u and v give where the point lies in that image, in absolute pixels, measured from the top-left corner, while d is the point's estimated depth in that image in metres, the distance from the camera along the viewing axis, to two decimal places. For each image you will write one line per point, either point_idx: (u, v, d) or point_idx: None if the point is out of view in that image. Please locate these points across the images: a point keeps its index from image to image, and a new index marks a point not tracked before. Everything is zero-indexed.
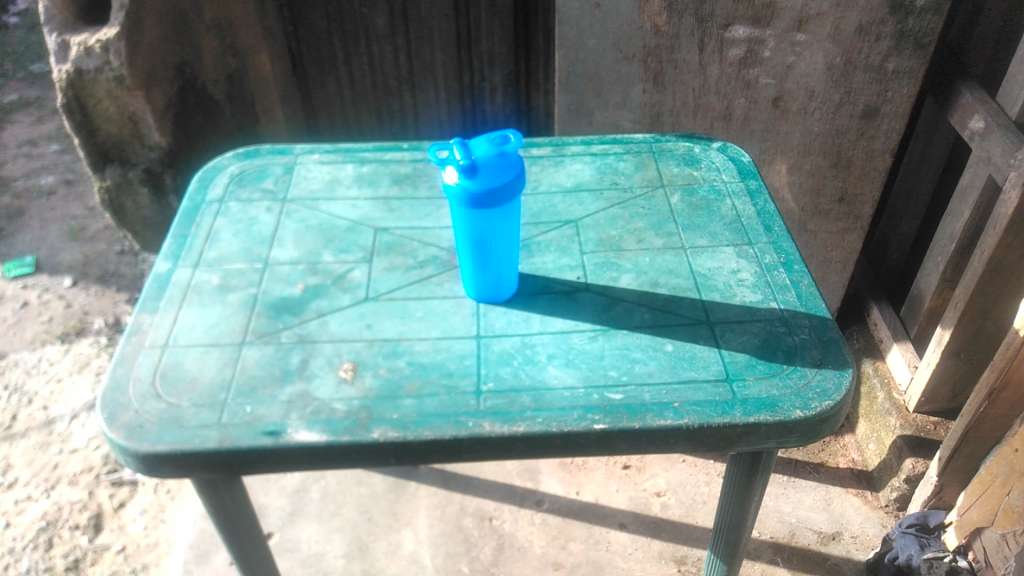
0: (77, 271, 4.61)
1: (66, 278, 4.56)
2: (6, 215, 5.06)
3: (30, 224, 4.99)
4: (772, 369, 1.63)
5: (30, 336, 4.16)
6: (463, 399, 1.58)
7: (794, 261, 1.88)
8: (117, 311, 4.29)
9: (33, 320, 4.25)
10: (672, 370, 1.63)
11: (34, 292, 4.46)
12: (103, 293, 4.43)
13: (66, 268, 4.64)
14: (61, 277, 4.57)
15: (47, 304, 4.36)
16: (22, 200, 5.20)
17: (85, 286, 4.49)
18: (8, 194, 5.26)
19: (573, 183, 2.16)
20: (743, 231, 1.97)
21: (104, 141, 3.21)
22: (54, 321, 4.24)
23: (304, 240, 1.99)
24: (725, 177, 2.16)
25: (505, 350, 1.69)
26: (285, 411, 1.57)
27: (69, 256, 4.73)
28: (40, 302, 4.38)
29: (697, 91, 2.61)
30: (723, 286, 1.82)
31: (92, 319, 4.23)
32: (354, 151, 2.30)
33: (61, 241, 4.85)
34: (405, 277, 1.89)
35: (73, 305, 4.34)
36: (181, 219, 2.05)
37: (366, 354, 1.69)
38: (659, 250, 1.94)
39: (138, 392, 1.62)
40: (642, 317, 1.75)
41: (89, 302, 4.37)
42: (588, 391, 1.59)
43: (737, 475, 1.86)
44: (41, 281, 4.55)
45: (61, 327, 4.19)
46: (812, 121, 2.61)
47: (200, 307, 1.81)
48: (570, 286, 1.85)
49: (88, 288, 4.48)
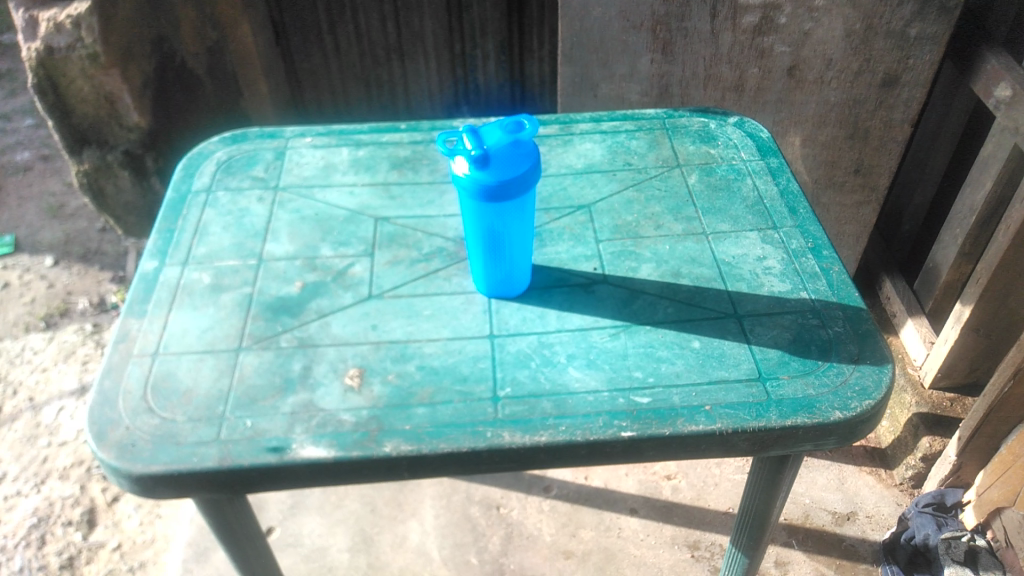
0: (59, 250, 4.45)
1: (47, 258, 4.40)
2: None
3: (7, 202, 4.81)
4: (807, 365, 1.53)
5: (12, 319, 4.02)
6: (480, 407, 1.48)
7: (823, 247, 1.77)
8: (101, 291, 4.15)
9: (14, 303, 4.10)
10: (701, 370, 1.53)
11: (14, 273, 4.30)
12: (86, 273, 4.28)
13: (47, 247, 4.48)
14: (42, 256, 4.41)
15: (28, 285, 4.21)
16: None
17: (68, 265, 4.34)
18: None
19: (584, 165, 2.03)
20: (767, 214, 1.86)
21: (80, 123, 3.00)
22: (36, 303, 4.10)
23: (300, 232, 1.86)
24: (743, 154, 2.04)
25: (521, 351, 1.59)
26: (289, 425, 1.46)
27: (50, 235, 4.56)
28: (21, 283, 4.23)
29: (708, 61, 2.47)
30: (750, 276, 1.72)
31: (76, 300, 4.10)
32: (349, 134, 2.15)
33: (41, 219, 4.68)
34: (410, 272, 1.77)
35: (56, 285, 4.20)
36: (166, 212, 1.92)
37: (372, 359, 1.58)
38: (679, 236, 1.82)
39: (129, 406, 1.51)
40: (666, 311, 1.65)
41: (72, 281, 4.23)
42: (612, 395, 1.49)
43: (767, 472, 1.78)
44: (21, 261, 4.39)
45: (45, 309, 4.06)
46: (829, 91, 2.48)
47: (192, 309, 1.69)
48: (587, 278, 1.73)
49: (70, 267, 4.32)
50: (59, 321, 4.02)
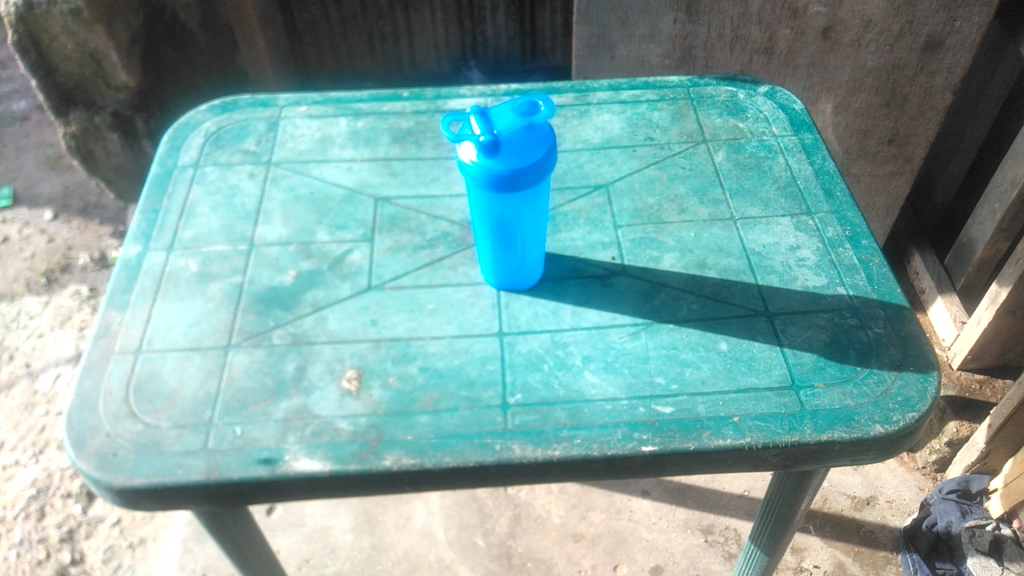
0: (58, 203, 4.32)
1: (46, 212, 4.28)
2: None
3: (5, 153, 4.66)
4: (845, 372, 1.41)
5: (13, 274, 3.94)
6: (488, 416, 1.36)
7: (862, 235, 1.63)
8: (102, 247, 4.05)
9: (13, 261, 4.00)
10: (729, 376, 1.41)
11: (14, 226, 4.19)
12: (86, 227, 4.17)
13: (46, 201, 4.35)
14: (42, 210, 4.29)
15: (28, 240, 4.11)
16: None
17: (67, 219, 4.22)
18: None
19: (601, 139, 1.87)
20: (801, 197, 1.71)
21: (65, 82, 2.81)
22: (37, 259, 4.00)
23: (294, 214, 1.72)
24: (775, 129, 1.88)
25: (533, 351, 1.46)
26: (282, 433, 1.35)
27: (49, 187, 4.43)
28: (21, 238, 4.12)
29: (735, 22, 2.28)
30: (782, 268, 1.58)
31: (77, 255, 4.01)
32: (346, 102, 1.99)
33: (39, 171, 4.53)
34: (413, 260, 1.64)
35: (56, 239, 4.10)
36: (151, 190, 1.78)
37: (372, 359, 1.46)
38: (705, 222, 1.68)
39: (109, 410, 1.39)
40: (691, 307, 1.52)
41: (73, 236, 4.12)
42: (632, 404, 1.37)
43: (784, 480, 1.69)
44: (20, 214, 4.27)
45: (45, 265, 3.97)
46: (866, 55, 2.29)
47: (178, 301, 1.56)
48: (604, 269, 1.60)
49: (70, 222, 4.21)
50: (60, 278, 3.92)
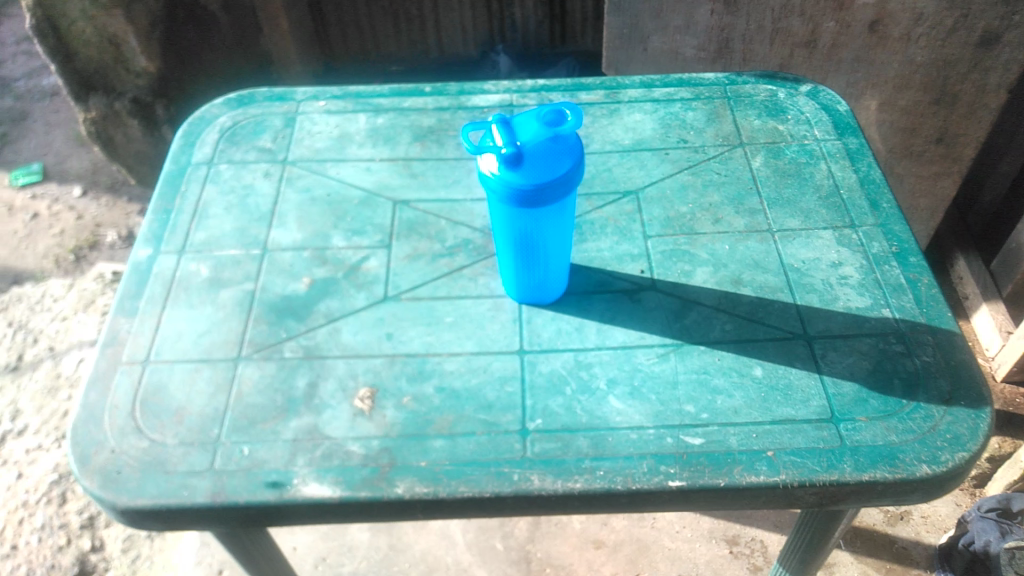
0: (87, 179, 4.29)
1: (76, 188, 4.25)
2: (10, 119, 4.71)
3: (36, 128, 4.64)
4: (889, 405, 1.31)
5: (42, 250, 3.93)
6: (506, 442, 1.29)
7: (910, 252, 1.52)
8: (130, 225, 4.03)
9: (40, 238, 3.99)
10: (763, 406, 1.32)
11: (44, 202, 4.19)
12: (114, 204, 4.14)
13: (75, 176, 4.34)
14: (71, 186, 4.27)
15: (58, 216, 4.10)
16: (24, 103, 4.80)
17: (96, 196, 4.19)
18: (9, 97, 4.85)
19: (632, 141, 1.78)
20: (844, 209, 1.61)
21: (84, 68, 2.77)
22: (65, 235, 3.99)
23: (309, 218, 1.65)
24: (817, 132, 1.77)
25: (556, 372, 1.39)
26: (291, 455, 1.29)
27: (78, 163, 4.41)
28: (51, 215, 4.11)
29: (776, 13, 2.16)
30: (822, 287, 1.48)
31: (104, 233, 3.99)
32: (366, 96, 1.91)
33: (69, 147, 4.51)
34: (431, 268, 1.57)
35: (85, 216, 4.08)
36: (164, 189, 1.72)
37: (386, 376, 1.39)
38: (741, 233, 1.58)
39: (115, 425, 1.35)
40: (723, 328, 1.43)
41: (101, 214, 4.09)
42: (660, 434, 1.29)
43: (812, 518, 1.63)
44: (50, 190, 4.26)
45: (74, 241, 3.96)
46: (916, 50, 2.16)
47: (188, 308, 1.51)
48: (633, 284, 1.52)
49: (99, 199, 4.18)
50: (89, 256, 3.91)
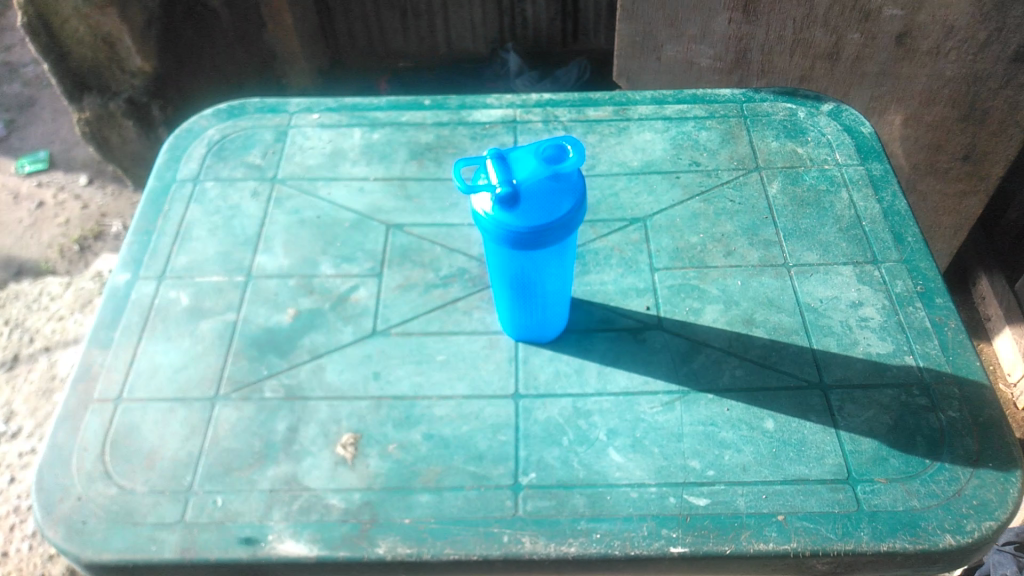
0: (93, 168, 4.09)
1: (82, 177, 4.07)
2: (16, 106, 4.44)
3: (42, 117, 4.39)
4: (910, 466, 1.22)
5: (47, 241, 3.80)
6: (497, 499, 1.21)
7: (936, 292, 1.42)
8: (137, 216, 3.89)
9: (47, 228, 3.85)
10: (774, 463, 1.23)
11: (49, 191, 4.01)
12: (120, 194, 3.99)
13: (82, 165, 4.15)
14: (78, 174, 4.08)
15: (64, 205, 3.95)
16: (34, 90, 4.54)
17: (103, 185, 4.02)
18: (17, 82, 4.56)
19: (641, 162, 1.67)
20: (865, 243, 1.50)
21: (78, 67, 2.67)
22: (70, 225, 3.85)
23: (296, 242, 1.56)
24: (838, 156, 1.66)
25: (553, 420, 1.30)
26: (266, 508, 1.21)
27: (84, 151, 4.19)
28: (57, 203, 3.96)
29: (798, 23, 2.04)
30: (841, 329, 1.38)
31: (110, 223, 3.86)
32: (362, 109, 1.82)
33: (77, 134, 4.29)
34: (424, 300, 1.47)
35: (90, 206, 3.93)
36: (146, 208, 1.64)
37: (372, 421, 1.31)
38: (754, 267, 1.48)
39: (83, 469, 1.27)
40: (734, 375, 1.33)
41: (107, 203, 3.94)
42: (662, 493, 1.20)
43: None
44: (57, 179, 4.08)
45: (78, 232, 3.82)
46: (945, 64, 2.04)
47: (165, 340, 1.43)
48: (638, 322, 1.42)
49: (106, 188, 4.02)
50: (93, 246, 3.78)
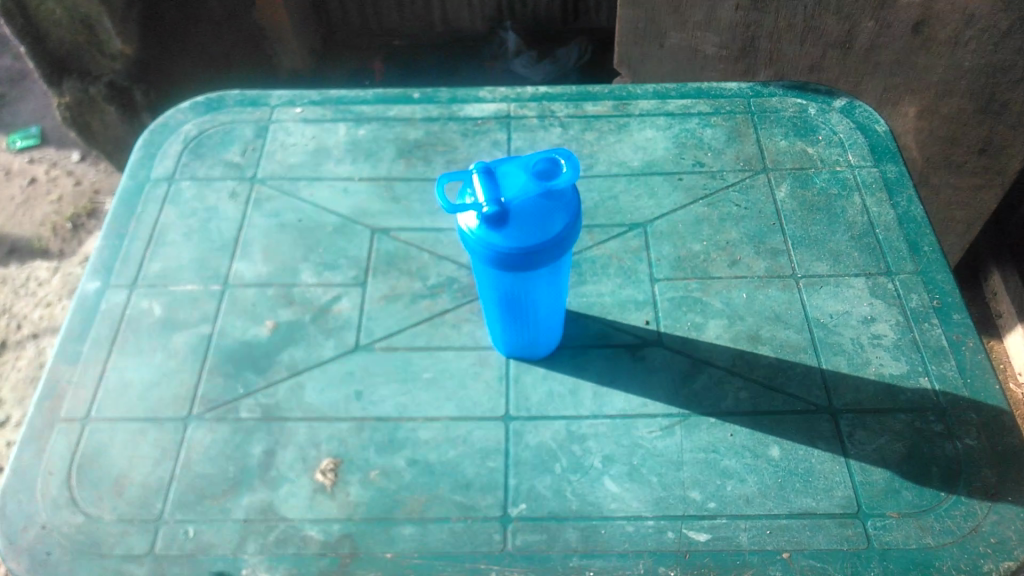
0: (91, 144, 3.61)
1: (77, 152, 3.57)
2: (11, 77, 3.88)
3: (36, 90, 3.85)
4: (924, 499, 1.14)
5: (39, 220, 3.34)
6: (484, 532, 1.14)
7: (953, 307, 1.34)
8: None
9: (38, 204, 3.38)
10: (780, 494, 1.16)
11: (41, 167, 3.52)
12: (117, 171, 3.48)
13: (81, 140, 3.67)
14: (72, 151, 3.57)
15: (56, 182, 3.46)
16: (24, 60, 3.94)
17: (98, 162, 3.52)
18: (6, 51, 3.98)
19: (642, 163, 1.58)
20: (878, 252, 1.42)
21: (57, 49, 2.57)
22: (63, 203, 3.38)
23: (276, 248, 1.48)
24: (850, 156, 1.57)
25: (545, 445, 1.22)
26: (240, 540, 1.15)
27: None
28: (49, 180, 3.48)
29: (809, 10, 1.94)
30: (852, 348, 1.30)
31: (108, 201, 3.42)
32: (348, 102, 1.72)
33: None
34: (410, 313, 1.39)
35: (84, 182, 3.45)
36: (118, 210, 1.55)
37: (353, 445, 1.24)
38: (760, 279, 1.40)
39: (47, 495, 1.20)
40: (738, 397, 1.26)
41: (100, 179, 3.45)
42: (660, 526, 1.13)
43: None
44: (50, 155, 3.58)
45: (72, 211, 3.35)
46: (963, 54, 1.93)
47: (137, 354, 1.35)
48: (637, 337, 1.34)
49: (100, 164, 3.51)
50: (90, 224, 3.34)
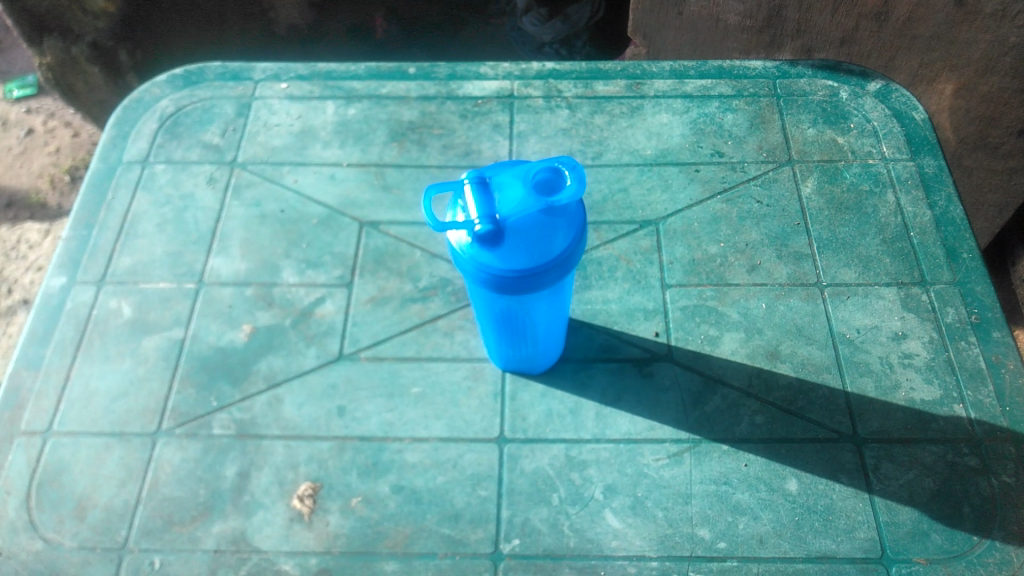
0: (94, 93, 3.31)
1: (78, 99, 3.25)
2: None
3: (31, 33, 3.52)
4: (955, 543, 1.05)
5: (36, 172, 3.02)
6: (474, 571, 1.05)
7: (993, 325, 1.22)
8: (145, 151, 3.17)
9: (35, 155, 3.07)
10: (797, 534, 1.06)
11: (39, 117, 3.20)
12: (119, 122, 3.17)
13: None
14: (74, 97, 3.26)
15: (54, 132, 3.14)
16: None
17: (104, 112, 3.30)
18: None
19: (655, 151, 1.45)
20: (913, 259, 1.29)
21: (37, 7, 2.36)
22: (62, 153, 3.06)
23: (256, 242, 1.37)
24: (885, 147, 1.43)
25: (542, 472, 1.13)
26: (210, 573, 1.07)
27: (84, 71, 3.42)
28: (47, 129, 3.16)
29: None
30: (880, 368, 1.19)
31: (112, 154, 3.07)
32: (337, 77, 1.58)
33: None
34: (399, 318, 1.28)
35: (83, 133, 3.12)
36: (87, 196, 1.43)
37: (334, 468, 1.14)
38: (782, 287, 1.28)
39: (6, 518, 1.12)
40: (754, 422, 1.15)
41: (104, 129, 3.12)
42: (664, 568, 1.04)
43: None
44: (48, 105, 3.25)
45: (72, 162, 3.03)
46: (1011, 29, 1.75)
47: (103, 360, 1.25)
48: (645, 351, 1.23)
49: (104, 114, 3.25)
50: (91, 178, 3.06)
